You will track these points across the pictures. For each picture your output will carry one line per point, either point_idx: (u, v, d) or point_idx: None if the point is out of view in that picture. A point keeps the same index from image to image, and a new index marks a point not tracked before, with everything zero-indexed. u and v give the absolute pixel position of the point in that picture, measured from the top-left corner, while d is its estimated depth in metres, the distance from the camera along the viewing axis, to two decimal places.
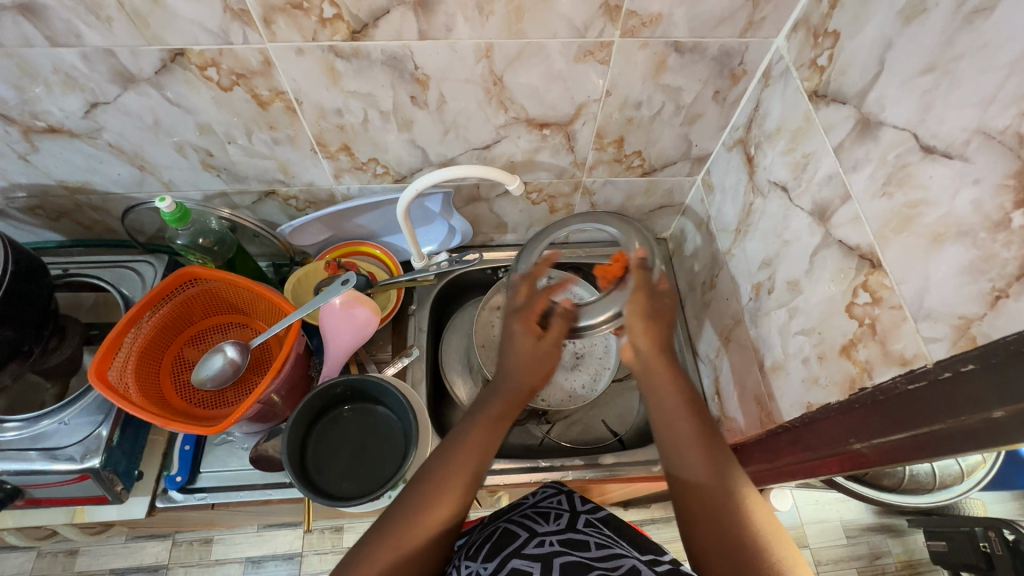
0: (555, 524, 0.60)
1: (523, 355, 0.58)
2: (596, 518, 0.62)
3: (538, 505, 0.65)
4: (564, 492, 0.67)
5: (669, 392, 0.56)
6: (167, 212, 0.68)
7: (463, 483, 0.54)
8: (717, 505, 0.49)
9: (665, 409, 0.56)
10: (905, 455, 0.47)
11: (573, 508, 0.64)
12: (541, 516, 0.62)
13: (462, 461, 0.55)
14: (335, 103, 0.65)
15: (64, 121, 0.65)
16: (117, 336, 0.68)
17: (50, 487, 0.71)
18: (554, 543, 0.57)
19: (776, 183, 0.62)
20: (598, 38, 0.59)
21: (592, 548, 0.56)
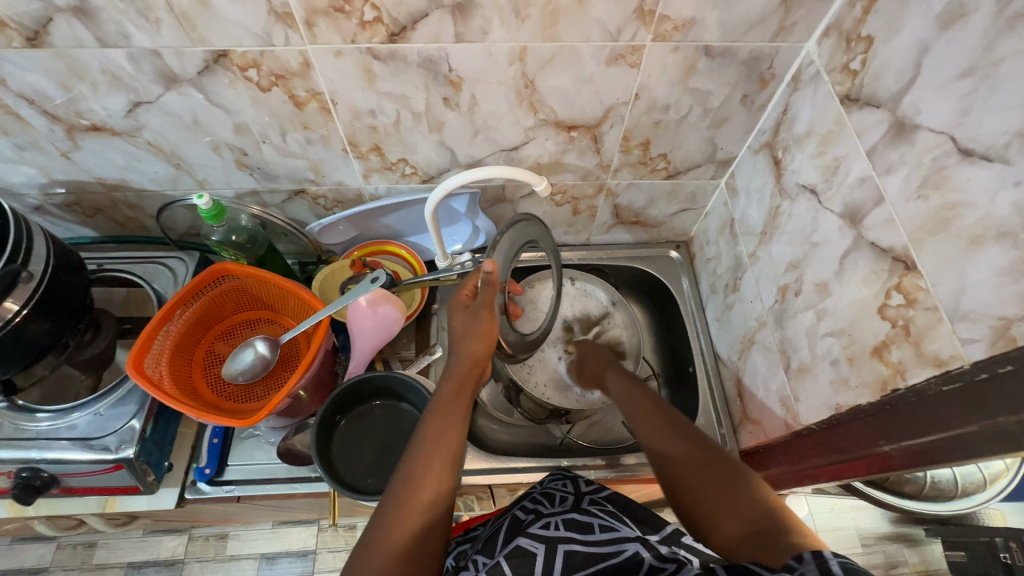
0: (560, 506, 0.60)
1: (460, 322, 0.69)
2: (601, 497, 0.62)
3: (544, 490, 0.66)
4: (570, 476, 0.68)
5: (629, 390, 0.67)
6: (205, 209, 0.70)
7: (432, 494, 0.56)
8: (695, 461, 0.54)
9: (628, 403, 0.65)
10: (934, 457, 0.47)
11: (578, 490, 0.65)
12: (546, 500, 0.63)
13: (430, 472, 0.57)
14: (369, 104, 0.67)
15: (107, 120, 0.67)
16: (153, 328, 0.70)
17: (83, 476, 0.73)
18: (560, 524, 0.55)
19: (804, 186, 0.63)
20: (630, 42, 0.60)
21: (596, 530, 0.54)
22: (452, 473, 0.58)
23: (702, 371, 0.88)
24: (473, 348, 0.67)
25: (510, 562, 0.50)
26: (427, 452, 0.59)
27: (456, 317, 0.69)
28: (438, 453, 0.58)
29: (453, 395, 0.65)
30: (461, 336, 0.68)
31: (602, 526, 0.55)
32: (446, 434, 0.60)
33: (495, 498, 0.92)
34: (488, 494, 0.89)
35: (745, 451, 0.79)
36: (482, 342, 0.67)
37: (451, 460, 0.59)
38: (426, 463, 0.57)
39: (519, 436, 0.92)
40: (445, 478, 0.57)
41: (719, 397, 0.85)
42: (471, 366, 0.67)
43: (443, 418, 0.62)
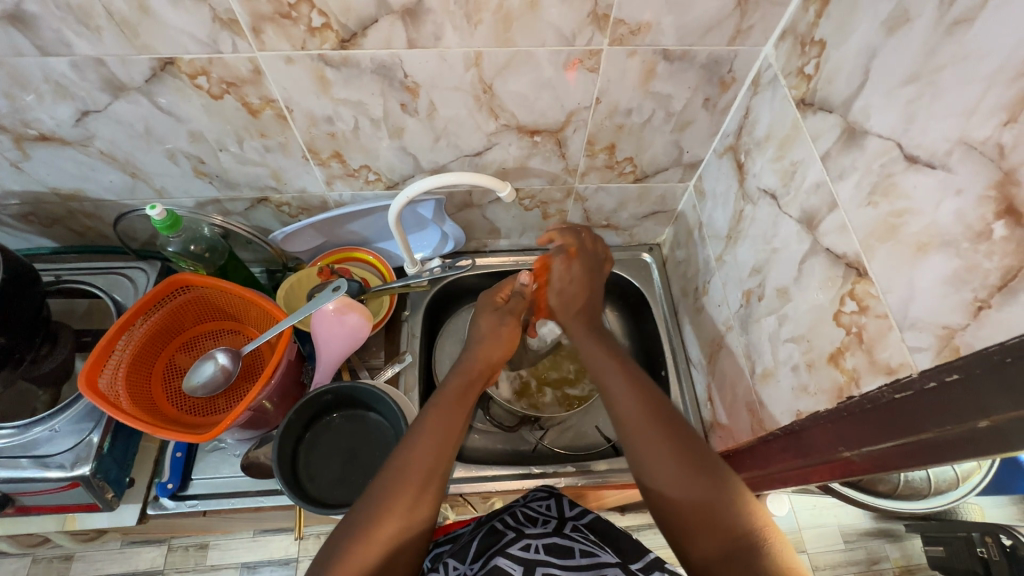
0: (542, 528, 0.59)
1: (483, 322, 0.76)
2: (583, 524, 0.62)
3: (527, 507, 0.64)
4: (555, 495, 0.67)
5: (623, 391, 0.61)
6: (158, 220, 0.68)
7: (420, 484, 0.55)
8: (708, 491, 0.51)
9: (626, 410, 0.59)
10: (891, 464, 0.47)
11: (561, 514, 0.64)
12: (529, 519, 0.62)
13: (397, 505, 0.53)
14: (325, 111, 0.66)
15: (56, 129, 0.65)
16: (108, 342, 0.68)
17: (39, 495, 0.71)
18: (539, 548, 0.54)
19: (765, 190, 0.62)
20: (587, 46, 0.60)
21: (576, 556, 0.54)
22: (421, 504, 0.54)
23: (675, 375, 0.86)
24: (493, 352, 0.73)
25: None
26: (401, 479, 0.55)
27: (484, 320, 0.76)
28: (411, 480, 0.55)
29: (441, 412, 0.62)
30: (480, 339, 0.74)
31: (583, 553, 0.54)
32: (428, 448, 0.58)
33: (469, 506, 0.91)
34: (462, 502, 0.89)
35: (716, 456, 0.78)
36: (498, 346, 0.73)
37: (427, 490, 0.55)
38: (396, 494, 0.54)
39: (492, 442, 0.91)
40: (415, 509, 0.54)
41: (690, 400, 0.85)
42: (479, 371, 0.70)
43: (430, 435, 0.59)
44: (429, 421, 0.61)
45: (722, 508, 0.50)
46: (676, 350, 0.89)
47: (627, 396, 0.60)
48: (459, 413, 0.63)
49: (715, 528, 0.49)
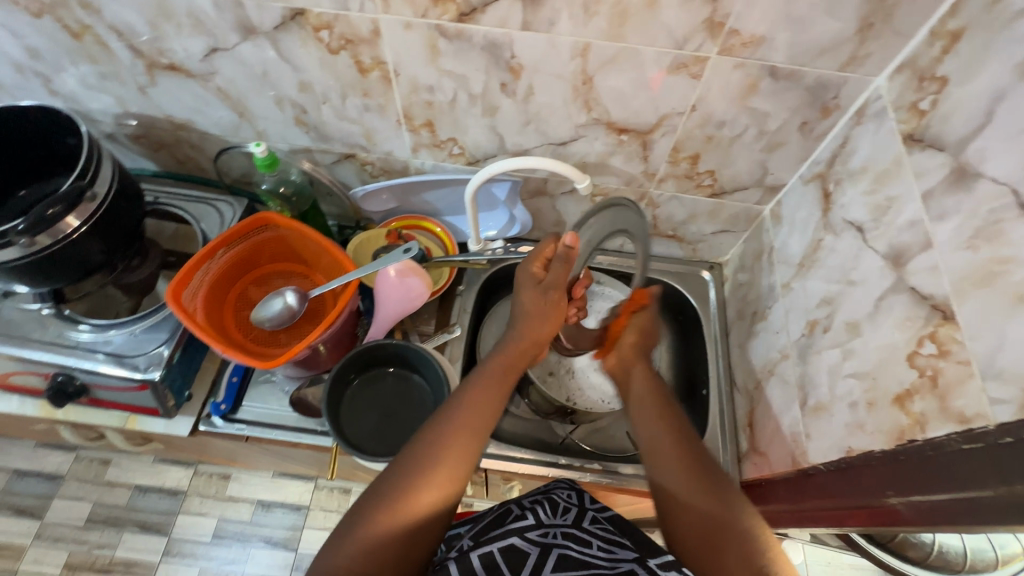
0: (561, 518, 0.64)
1: (529, 296, 0.69)
2: (605, 517, 0.65)
3: (549, 492, 0.68)
4: (576, 487, 0.70)
5: (649, 412, 0.64)
6: (260, 157, 0.73)
7: (454, 463, 0.57)
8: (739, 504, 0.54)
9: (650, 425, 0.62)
10: (940, 519, 0.45)
11: (582, 503, 0.67)
12: (549, 505, 0.66)
13: (430, 481, 0.55)
14: (429, 79, 0.69)
15: (185, 61, 0.71)
16: (196, 263, 0.73)
17: (113, 390, 0.77)
18: (558, 536, 0.60)
19: (851, 223, 0.61)
20: (695, 52, 0.60)
21: (594, 548, 0.59)
22: (446, 495, 0.56)
23: (717, 398, 0.86)
24: (532, 327, 0.69)
25: (504, 554, 0.56)
26: (436, 459, 0.56)
27: (525, 293, 0.69)
28: (447, 460, 0.57)
29: (468, 411, 0.61)
30: (525, 314, 0.69)
31: (600, 546, 0.60)
32: (461, 431, 0.59)
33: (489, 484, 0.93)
34: (481, 479, 0.91)
35: (747, 483, 0.77)
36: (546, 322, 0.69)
37: (460, 473, 0.57)
38: (430, 470, 0.55)
39: (521, 428, 0.92)
40: (430, 509, 0.54)
41: (728, 423, 0.84)
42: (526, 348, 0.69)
43: (463, 418, 0.60)
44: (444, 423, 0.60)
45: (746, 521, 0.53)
46: (721, 375, 0.88)
47: (652, 414, 0.63)
48: (493, 393, 0.64)
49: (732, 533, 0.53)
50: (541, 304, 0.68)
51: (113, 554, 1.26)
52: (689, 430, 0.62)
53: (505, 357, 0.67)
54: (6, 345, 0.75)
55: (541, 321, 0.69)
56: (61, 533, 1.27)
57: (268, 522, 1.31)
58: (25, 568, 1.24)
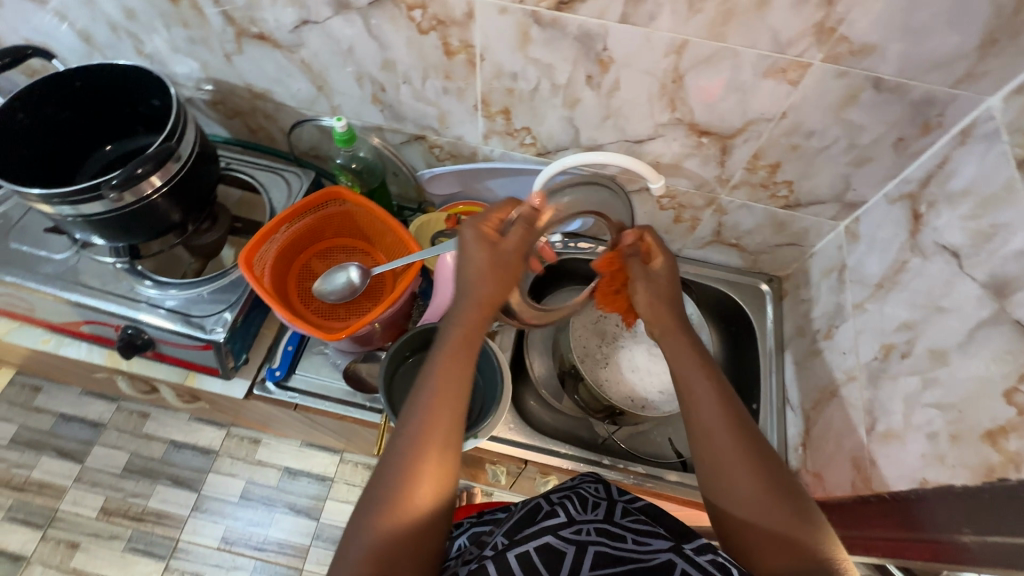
0: (592, 513, 0.57)
1: (482, 257, 0.59)
2: (635, 508, 0.60)
3: (576, 488, 0.61)
4: (603, 480, 0.64)
5: (704, 393, 0.57)
6: (339, 132, 0.74)
7: (440, 454, 0.51)
8: (807, 522, 0.49)
9: (707, 417, 0.55)
10: (1016, 562, 0.45)
11: (610, 496, 0.61)
12: (577, 499, 0.59)
13: (424, 477, 0.50)
14: (514, 66, 0.68)
15: (275, 31, 0.72)
16: (268, 230, 0.75)
17: (178, 347, 0.79)
18: (591, 532, 0.53)
19: (945, 247, 0.59)
20: (798, 57, 0.58)
21: (628, 541, 0.53)
22: (440, 488, 0.50)
23: (767, 413, 0.84)
24: (483, 288, 0.58)
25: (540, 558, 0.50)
26: (419, 455, 0.50)
27: (475, 254, 0.59)
28: (431, 453, 0.51)
29: (443, 390, 0.54)
30: (477, 271, 0.58)
31: (635, 539, 0.53)
32: (438, 417, 0.52)
33: (524, 476, 0.93)
34: (518, 470, 0.91)
35: None
36: (495, 284, 0.59)
37: (449, 459, 0.52)
38: (417, 467, 0.50)
39: (562, 424, 0.93)
40: (432, 503, 0.49)
41: (778, 440, 0.82)
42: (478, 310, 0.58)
43: (434, 406, 0.53)
44: (424, 409, 0.53)
45: (816, 543, 0.48)
46: (774, 391, 0.86)
47: (710, 399, 0.56)
48: (459, 365, 0.55)
49: (800, 558, 0.48)
50: (496, 264, 0.59)
51: (146, 503, 1.30)
52: (738, 414, 0.56)
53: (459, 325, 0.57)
54: (82, 295, 0.78)
55: (495, 282, 0.59)
56: (98, 479, 1.32)
57: (293, 489, 1.34)
58: (64, 508, 1.29)
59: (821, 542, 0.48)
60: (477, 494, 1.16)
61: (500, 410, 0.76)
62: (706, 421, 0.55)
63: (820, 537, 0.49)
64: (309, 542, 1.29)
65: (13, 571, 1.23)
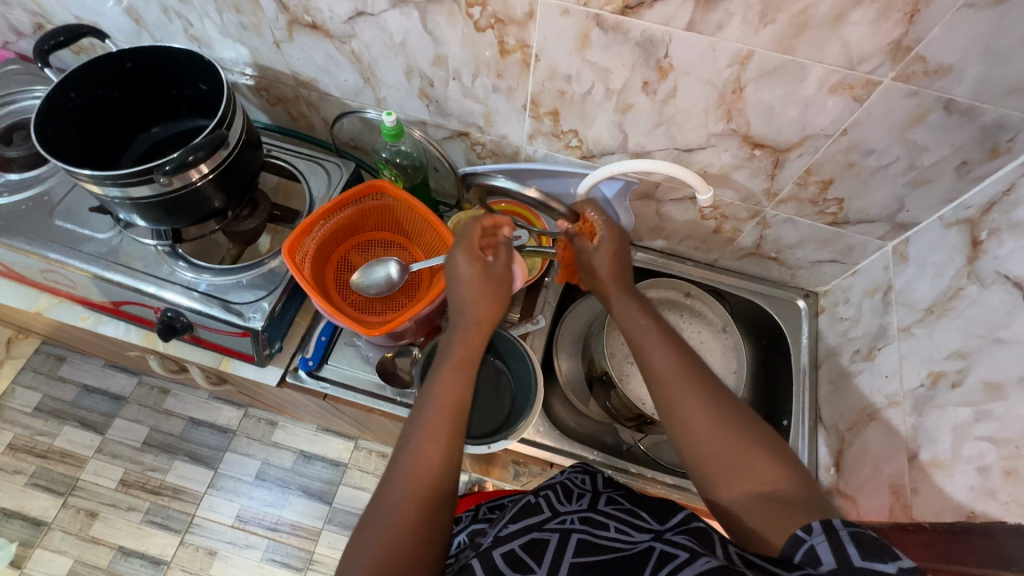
0: (576, 505, 0.55)
1: (471, 278, 0.62)
2: (620, 497, 0.57)
3: (562, 480, 0.61)
4: (590, 471, 0.63)
5: (654, 348, 0.55)
6: (388, 126, 0.73)
7: (436, 442, 0.52)
8: (773, 461, 0.47)
9: (663, 372, 0.53)
10: None
11: (596, 488, 0.59)
12: (564, 494, 0.57)
13: (420, 463, 0.50)
14: (569, 68, 0.67)
15: (328, 21, 0.72)
16: (311, 222, 0.75)
17: (215, 333, 0.80)
18: (574, 521, 0.51)
19: (1007, 277, 0.57)
20: (868, 74, 0.57)
21: (611, 530, 0.50)
22: (437, 469, 0.50)
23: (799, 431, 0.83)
24: (478, 308, 0.61)
25: (523, 550, 0.47)
26: (417, 447, 0.51)
27: (460, 271, 0.63)
28: (429, 442, 0.51)
29: (451, 386, 0.55)
30: (462, 286, 0.62)
31: (618, 528, 0.51)
32: (441, 414, 0.53)
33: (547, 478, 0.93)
34: (540, 471, 0.91)
35: None
36: (487, 296, 0.62)
37: (439, 441, 0.52)
38: (416, 454, 0.51)
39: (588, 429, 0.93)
40: (426, 485, 0.49)
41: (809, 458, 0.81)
42: (479, 327, 0.61)
43: (441, 407, 0.54)
44: (435, 406, 0.54)
45: (779, 482, 0.46)
46: (806, 409, 0.85)
47: (661, 353, 0.54)
48: (462, 371, 0.57)
49: (769, 499, 0.45)
50: (489, 278, 0.63)
51: (164, 478, 1.33)
52: (681, 359, 0.54)
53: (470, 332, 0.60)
54: (125, 276, 0.79)
55: (486, 296, 0.62)
56: (120, 451, 1.34)
57: (308, 472, 1.35)
58: (85, 477, 1.31)
59: (788, 482, 0.46)
60: (489, 488, 1.17)
61: (533, 413, 0.76)
62: (658, 371, 0.53)
63: (786, 476, 0.46)
64: (321, 525, 1.30)
65: (35, 536, 1.26)
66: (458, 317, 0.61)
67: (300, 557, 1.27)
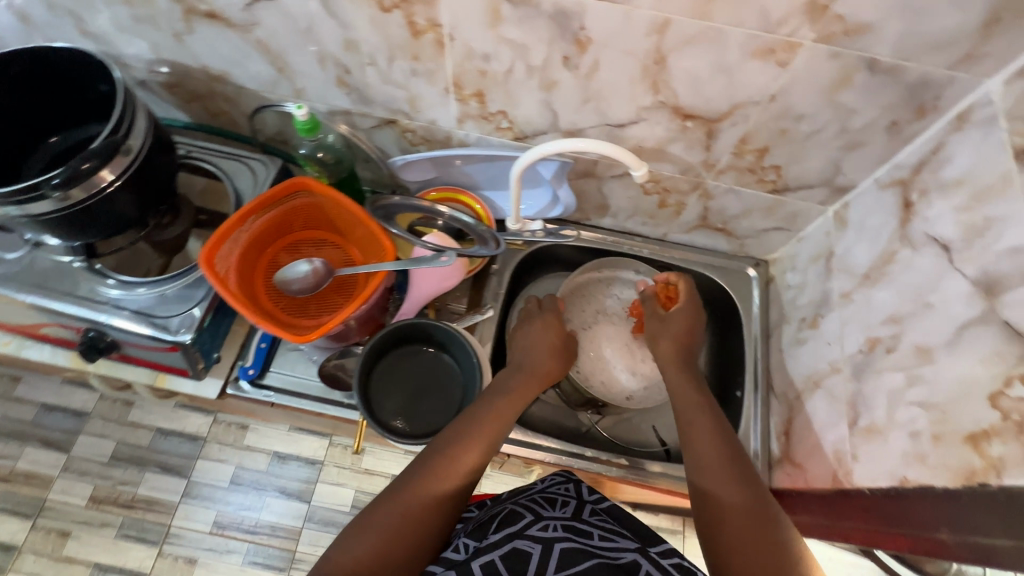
0: (560, 512, 0.61)
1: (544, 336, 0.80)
2: (602, 509, 0.63)
3: (544, 491, 0.66)
4: (573, 480, 0.68)
5: (703, 423, 0.65)
6: (300, 120, 0.69)
7: (466, 464, 0.62)
8: (776, 534, 0.54)
9: (702, 442, 0.63)
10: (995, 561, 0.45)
11: (579, 497, 0.65)
12: (547, 501, 0.63)
13: (444, 481, 0.60)
14: (486, 46, 0.63)
15: (225, 9, 0.66)
16: (229, 228, 0.71)
17: (143, 349, 0.76)
18: (557, 528, 0.58)
19: (936, 239, 0.56)
20: (788, 37, 0.54)
21: (595, 538, 0.57)
22: (457, 488, 0.61)
23: (753, 399, 0.83)
24: (541, 365, 0.77)
25: (507, 561, 0.53)
26: (445, 470, 0.61)
27: (538, 330, 0.81)
28: (457, 464, 0.62)
29: (492, 419, 0.67)
30: (535, 345, 0.79)
31: (601, 536, 0.57)
32: (472, 447, 0.64)
33: (509, 466, 0.92)
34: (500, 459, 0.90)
35: (777, 490, 0.76)
36: (553, 359, 0.79)
37: (468, 469, 0.62)
38: (443, 470, 0.61)
39: (546, 414, 0.92)
40: (442, 496, 0.60)
41: (761, 427, 0.82)
42: (537, 377, 0.76)
43: (477, 432, 0.65)
44: (469, 439, 0.64)
45: (779, 546, 0.53)
46: (759, 377, 0.85)
47: (706, 429, 0.64)
48: (503, 421, 0.68)
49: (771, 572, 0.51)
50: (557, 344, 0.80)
51: (136, 491, 1.29)
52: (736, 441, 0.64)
53: (518, 378, 0.74)
54: (38, 296, 0.74)
55: (550, 358, 0.78)
56: (87, 467, 1.30)
57: (284, 473, 1.33)
58: (53, 497, 1.28)
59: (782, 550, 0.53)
60: None
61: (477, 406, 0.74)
62: (701, 438, 0.64)
63: (784, 544, 0.53)
64: (300, 524, 1.29)
65: (6, 560, 1.23)
66: (526, 364, 0.76)
67: (282, 556, 1.26)
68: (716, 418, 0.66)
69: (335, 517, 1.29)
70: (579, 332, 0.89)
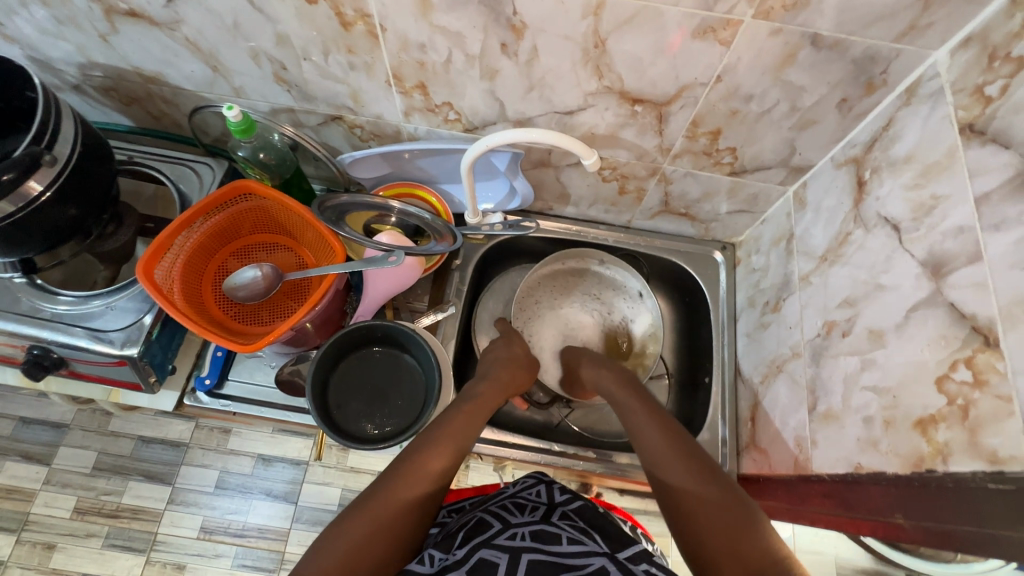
0: (528, 517, 0.61)
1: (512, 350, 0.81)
2: (571, 511, 0.63)
3: (515, 496, 0.67)
4: (544, 482, 0.69)
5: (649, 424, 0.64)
6: (233, 121, 0.66)
7: (440, 467, 0.60)
8: (750, 517, 0.50)
9: (650, 441, 0.61)
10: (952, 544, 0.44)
11: (550, 501, 0.66)
12: (516, 508, 0.64)
13: (411, 485, 0.57)
14: (420, 36, 0.60)
15: (146, 7, 0.63)
16: (168, 236, 0.68)
17: (92, 365, 0.74)
18: (525, 536, 0.57)
19: (886, 219, 0.55)
20: (727, 14, 0.52)
21: (563, 543, 0.56)
22: (423, 494, 0.58)
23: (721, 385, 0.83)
24: (510, 377, 0.77)
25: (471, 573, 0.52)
26: (412, 474, 0.58)
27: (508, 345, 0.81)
28: (427, 469, 0.59)
29: (459, 421, 0.66)
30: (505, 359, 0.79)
31: (569, 540, 0.56)
32: (440, 451, 0.61)
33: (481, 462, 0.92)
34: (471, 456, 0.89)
35: (745, 476, 0.75)
36: (520, 371, 0.79)
37: (435, 473, 0.60)
38: (412, 475, 0.58)
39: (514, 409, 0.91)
40: (412, 502, 0.56)
41: (730, 413, 0.81)
42: (503, 386, 0.75)
43: (447, 434, 0.63)
44: (437, 442, 0.62)
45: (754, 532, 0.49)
46: (727, 362, 0.84)
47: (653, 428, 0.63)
48: (470, 428, 0.66)
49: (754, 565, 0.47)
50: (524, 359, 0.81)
51: (120, 500, 1.26)
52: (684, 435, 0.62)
53: (486, 386, 0.73)
54: None
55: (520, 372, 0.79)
56: (69, 479, 1.26)
57: (268, 475, 1.30)
58: (36, 510, 1.24)
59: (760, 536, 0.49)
60: None
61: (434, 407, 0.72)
62: (652, 439, 0.61)
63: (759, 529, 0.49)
64: (289, 525, 1.26)
65: None
66: (491, 375, 0.76)
67: (270, 558, 1.24)
68: (657, 417, 0.65)
69: (323, 516, 1.27)
70: (539, 321, 0.91)
